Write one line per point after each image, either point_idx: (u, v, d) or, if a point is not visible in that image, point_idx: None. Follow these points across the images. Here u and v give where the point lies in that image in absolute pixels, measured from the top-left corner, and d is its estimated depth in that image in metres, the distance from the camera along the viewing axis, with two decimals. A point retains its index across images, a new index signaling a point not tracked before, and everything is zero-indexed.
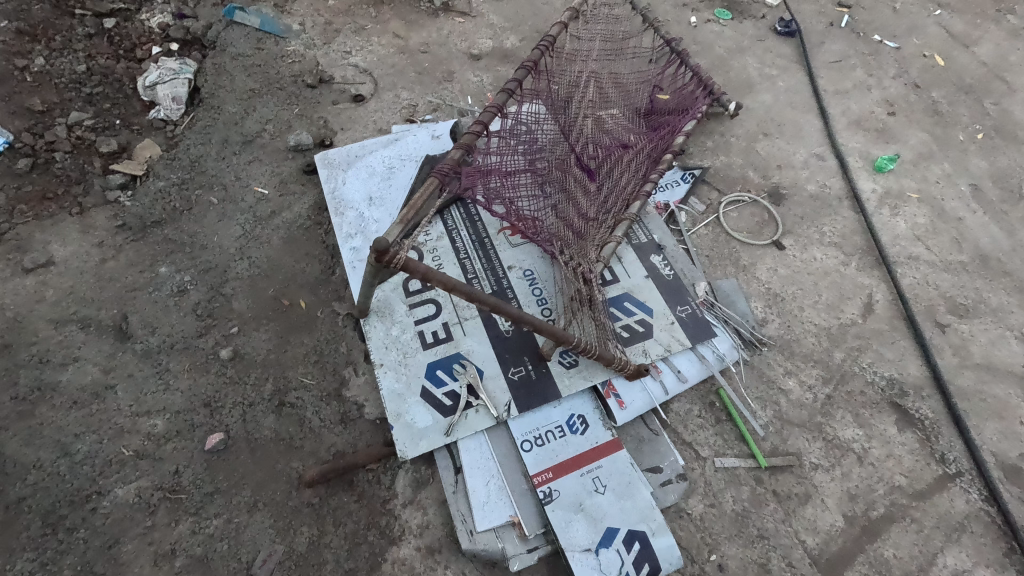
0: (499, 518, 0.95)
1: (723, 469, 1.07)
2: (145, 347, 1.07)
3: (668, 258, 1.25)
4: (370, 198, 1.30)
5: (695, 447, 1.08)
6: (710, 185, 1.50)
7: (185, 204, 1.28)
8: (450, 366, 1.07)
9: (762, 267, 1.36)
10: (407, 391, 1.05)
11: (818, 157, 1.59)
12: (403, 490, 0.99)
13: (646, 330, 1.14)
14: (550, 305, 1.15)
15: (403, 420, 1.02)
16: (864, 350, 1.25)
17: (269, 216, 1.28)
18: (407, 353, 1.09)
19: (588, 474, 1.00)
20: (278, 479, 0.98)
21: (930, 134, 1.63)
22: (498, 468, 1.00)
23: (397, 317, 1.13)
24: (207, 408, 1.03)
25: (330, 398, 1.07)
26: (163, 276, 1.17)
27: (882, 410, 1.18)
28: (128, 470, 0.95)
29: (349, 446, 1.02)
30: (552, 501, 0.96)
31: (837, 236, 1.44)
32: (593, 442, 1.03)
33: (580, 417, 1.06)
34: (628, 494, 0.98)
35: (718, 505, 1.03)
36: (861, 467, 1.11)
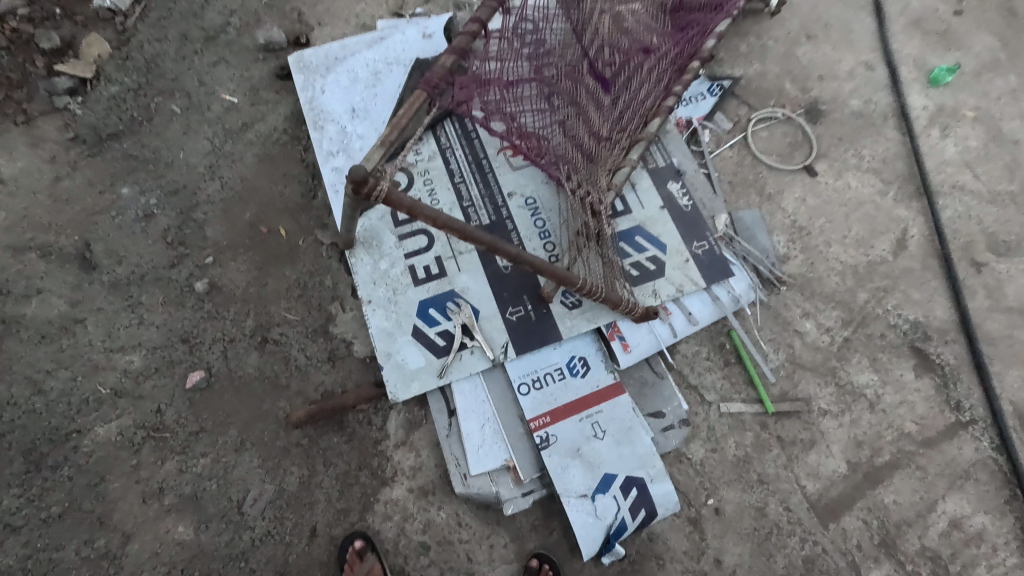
0: (494, 462, 0.93)
1: (728, 414, 1.03)
2: (113, 278, 0.99)
3: (687, 186, 1.12)
4: (353, 109, 1.14)
5: (700, 391, 1.04)
6: (740, 99, 1.32)
7: (144, 113, 1.13)
8: (444, 305, 1.00)
9: (789, 196, 1.23)
10: (397, 331, 0.98)
11: (866, 66, 1.38)
12: (395, 432, 0.95)
13: (657, 268, 1.04)
14: (554, 238, 1.05)
15: (394, 362, 0.96)
16: (890, 291, 1.16)
17: (240, 129, 1.14)
18: (397, 289, 1.00)
19: (587, 418, 0.96)
20: (265, 418, 0.94)
21: (999, 40, 1.41)
22: (494, 411, 0.95)
23: (386, 249, 1.03)
24: (185, 344, 0.97)
25: (316, 335, 1.01)
26: (126, 198, 1.06)
27: (901, 354, 1.11)
28: (107, 409, 0.91)
29: (338, 385, 0.98)
30: (549, 447, 0.93)
31: (876, 161, 1.29)
32: (594, 386, 0.99)
33: (581, 359, 1.00)
34: (628, 440, 0.95)
35: (719, 451, 1.00)
36: (871, 413, 1.06)
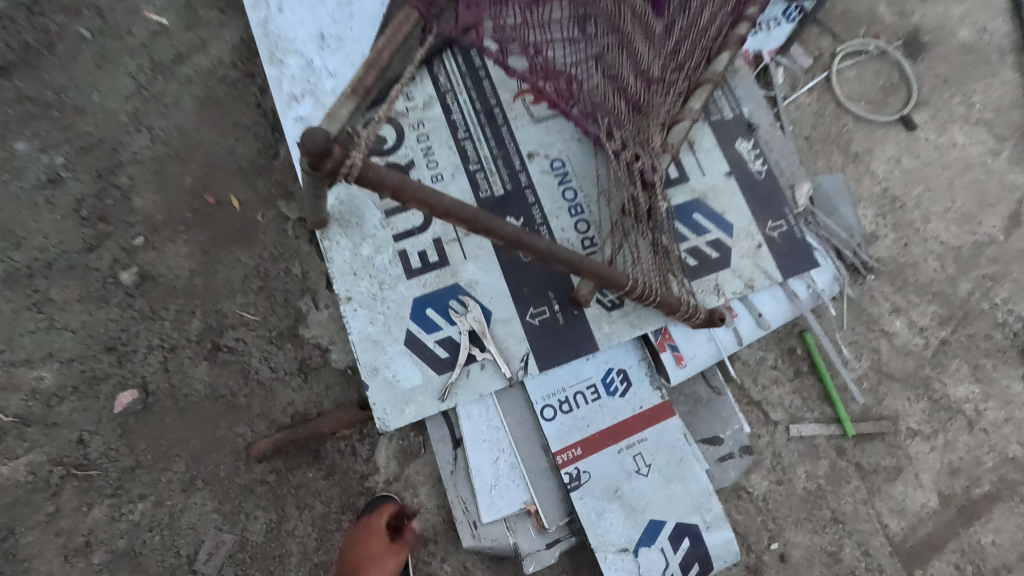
0: (510, 506, 0.74)
1: (797, 438, 0.83)
2: (11, 269, 0.76)
3: (761, 144, 0.85)
4: (321, 34, 0.85)
5: (764, 409, 0.84)
6: (823, 25, 1.02)
7: (40, 39, 0.84)
8: (445, 304, 0.77)
9: (879, 156, 0.97)
10: (386, 339, 0.76)
11: None
12: (386, 464, 0.76)
13: (722, 256, 0.80)
14: (588, 215, 0.80)
15: (382, 379, 0.75)
16: (999, 280, 0.93)
17: (172, 62, 0.86)
18: (384, 283, 0.77)
19: (627, 450, 0.76)
20: (220, 449, 0.75)
21: None
22: (510, 441, 0.76)
23: (369, 230, 0.79)
24: (111, 354, 0.75)
25: (282, 340, 0.79)
26: (24, 157, 0.80)
27: (1008, 360, 0.90)
28: (12, 442, 0.71)
29: (312, 406, 0.77)
30: (580, 488, 0.74)
31: (990, 109, 1.02)
32: (636, 407, 0.78)
33: (621, 373, 0.79)
34: (678, 477, 0.76)
35: (786, 483, 0.82)
36: (971, 434, 0.87)
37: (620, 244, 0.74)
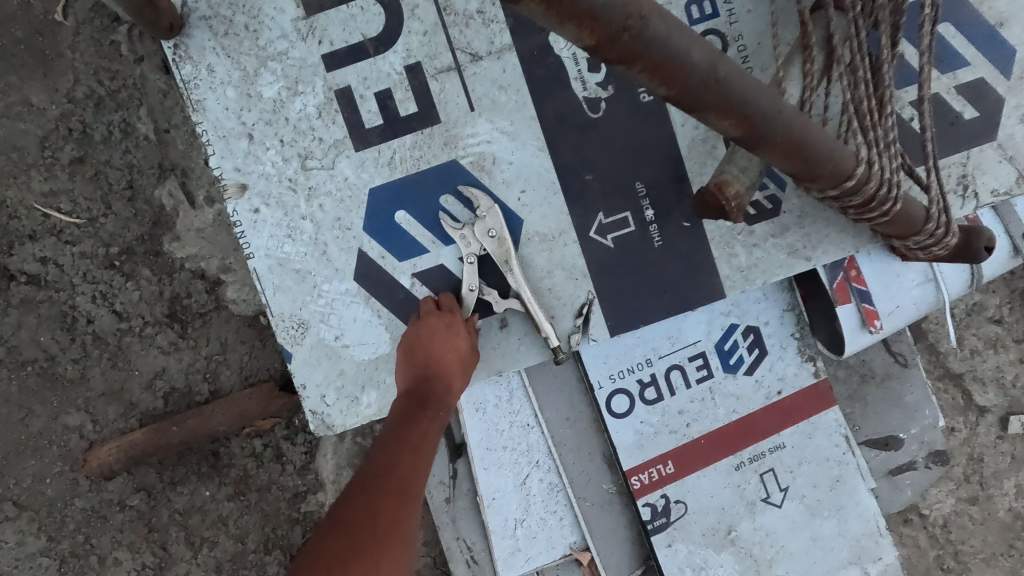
0: (547, 553, 0.44)
1: (1014, 436, 0.51)
2: None
3: None
4: None
5: (967, 389, 0.50)
6: None
7: None
8: (432, 202, 0.39)
9: None
10: (318, 268, 0.39)
11: None
12: (335, 477, 0.45)
13: (983, 116, 0.40)
14: (726, 22, 0.39)
15: (314, 343, 0.40)
16: None
17: None
18: (310, 157, 0.39)
19: (750, 466, 0.44)
20: (37, 454, 0.43)
21: None
22: (548, 447, 0.43)
23: (270, 43, 0.38)
24: None
25: (132, 262, 0.42)
26: None
27: None
28: None
29: (200, 379, 0.43)
30: (667, 530, 0.43)
31: None
32: (771, 395, 0.44)
33: (749, 334, 0.44)
34: (832, 509, 0.45)
35: (983, 503, 0.51)
36: None
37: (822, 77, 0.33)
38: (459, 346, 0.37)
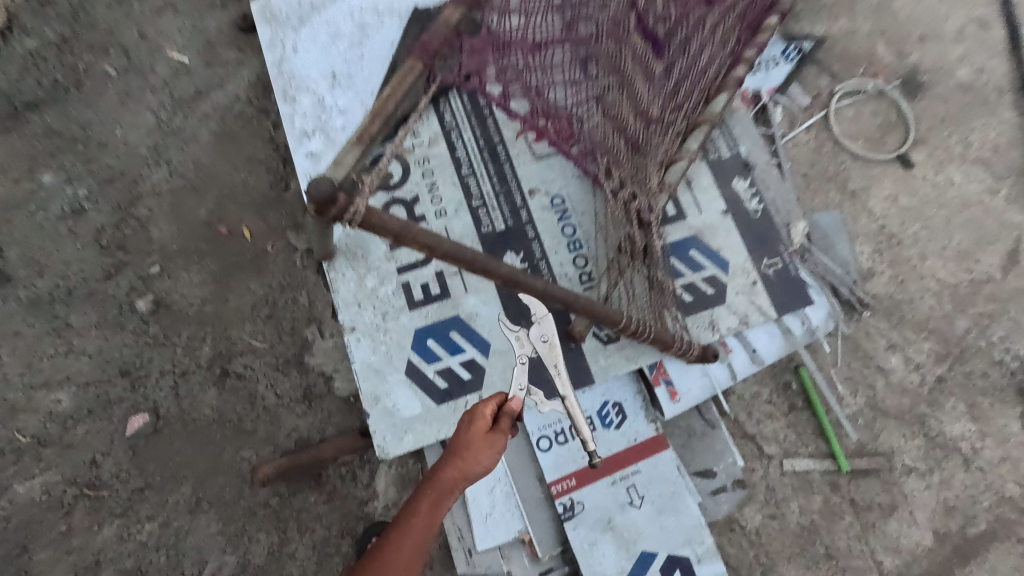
0: (505, 534, 0.75)
1: (791, 473, 0.84)
2: (33, 295, 0.79)
3: (757, 184, 0.88)
4: (332, 75, 0.88)
5: (759, 443, 0.85)
6: (821, 67, 1.04)
7: (71, 77, 0.89)
8: (446, 335, 0.80)
9: (877, 194, 0.98)
10: (387, 367, 0.78)
11: (978, 26, 1.11)
12: (385, 491, 0.78)
13: (717, 292, 0.82)
14: (587, 251, 0.83)
15: (382, 407, 0.77)
16: (997, 318, 0.94)
17: (193, 98, 0.90)
18: (388, 314, 0.80)
19: (621, 481, 0.78)
20: (224, 473, 0.77)
21: None
22: (506, 470, 0.77)
23: (374, 262, 0.82)
24: (125, 378, 0.78)
25: (288, 367, 0.81)
26: (49, 189, 0.84)
27: (1006, 399, 0.91)
28: (28, 462, 0.74)
29: (315, 431, 0.79)
30: (573, 518, 0.75)
31: (987, 149, 1.04)
32: (630, 440, 0.80)
33: (615, 406, 0.80)
34: (671, 509, 0.77)
35: (780, 518, 0.82)
36: (966, 472, 0.87)
37: (616, 278, 0.78)
38: (479, 441, 0.48)
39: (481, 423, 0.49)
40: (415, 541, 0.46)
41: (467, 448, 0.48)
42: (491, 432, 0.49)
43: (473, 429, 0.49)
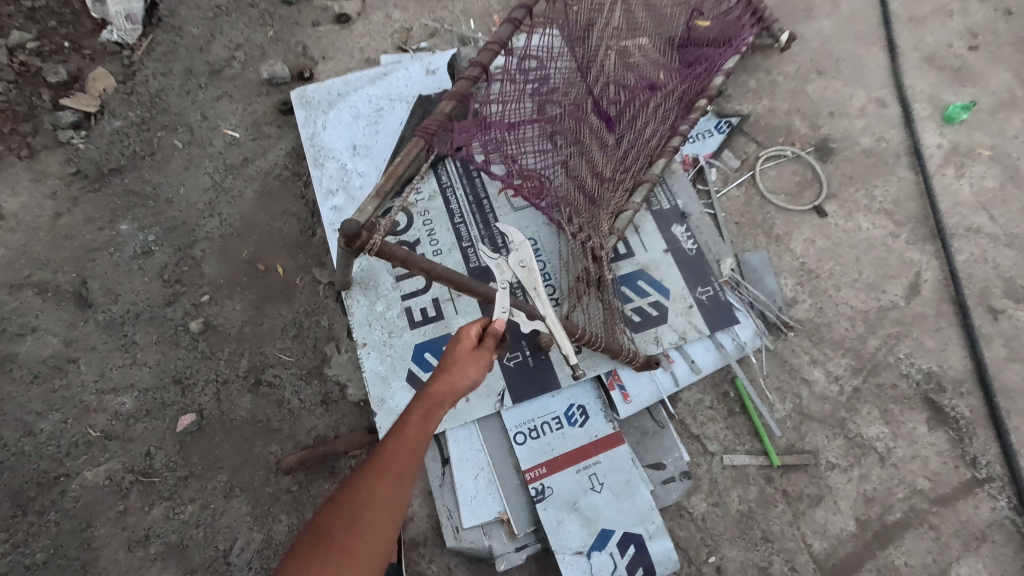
0: (487, 514, 0.90)
1: (731, 467, 1.00)
2: (108, 318, 0.98)
3: (691, 228, 1.09)
4: (354, 146, 1.12)
5: (703, 442, 1.01)
6: (749, 136, 1.28)
7: (146, 148, 1.12)
8: (440, 349, 0.98)
9: (797, 237, 1.19)
10: (391, 375, 0.96)
11: (877, 104, 1.36)
12: None
13: (660, 314, 1.01)
14: (554, 282, 1.03)
15: (387, 408, 0.94)
16: (902, 338, 1.12)
17: (241, 164, 1.13)
18: (393, 332, 0.99)
19: (584, 470, 0.93)
20: (254, 463, 0.93)
21: (1015, 77, 1.40)
22: (488, 460, 0.93)
23: (383, 291, 1.01)
24: (177, 385, 0.96)
25: (310, 377, 0.99)
26: (125, 235, 1.05)
27: (914, 406, 1.07)
28: (96, 452, 0.90)
29: (331, 430, 0.96)
30: (544, 500, 0.91)
31: (889, 201, 1.26)
32: (592, 436, 0.96)
33: (580, 408, 0.97)
34: (627, 494, 0.92)
35: (722, 505, 0.97)
36: (882, 468, 1.03)
37: (576, 301, 0.98)
38: (465, 361, 0.61)
39: (466, 348, 0.62)
40: (425, 423, 0.57)
41: (454, 365, 0.60)
42: (474, 352, 0.62)
43: (460, 353, 0.61)
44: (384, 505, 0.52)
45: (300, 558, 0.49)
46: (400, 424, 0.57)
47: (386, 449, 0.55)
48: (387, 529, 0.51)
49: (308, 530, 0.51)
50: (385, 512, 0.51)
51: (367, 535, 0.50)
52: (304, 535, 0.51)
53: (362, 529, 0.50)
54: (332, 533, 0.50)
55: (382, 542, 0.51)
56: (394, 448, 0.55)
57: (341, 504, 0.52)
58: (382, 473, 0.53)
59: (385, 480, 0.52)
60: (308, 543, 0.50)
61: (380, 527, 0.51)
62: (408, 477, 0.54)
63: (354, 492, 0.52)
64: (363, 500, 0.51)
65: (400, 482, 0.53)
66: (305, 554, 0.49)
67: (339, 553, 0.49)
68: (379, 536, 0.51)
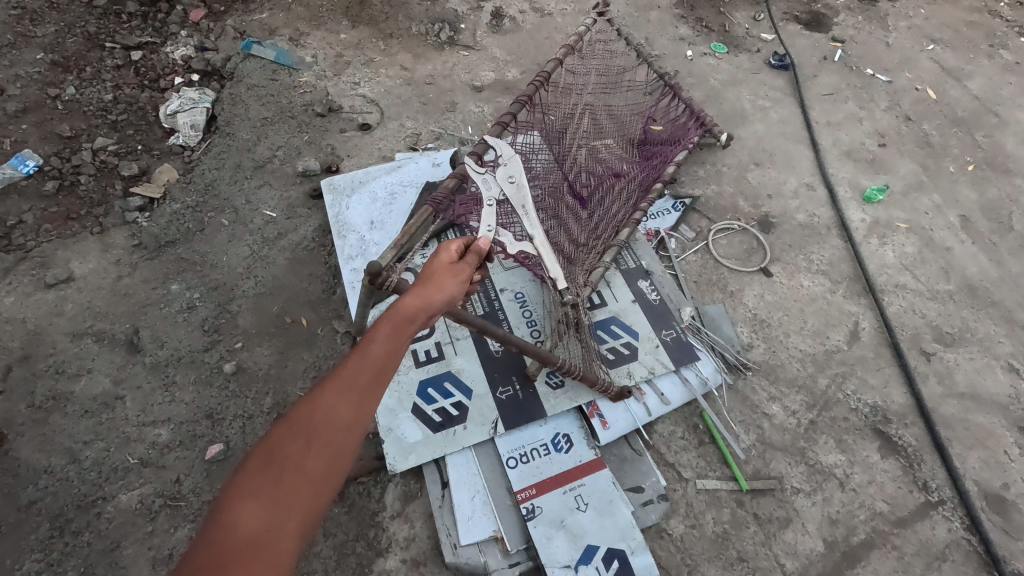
0: (482, 532, 0.99)
1: (704, 491, 1.10)
2: (154, 361, 1.14)
3: (655, 283, 1.33)
4: (371, 222, 1.36)
5: (678, 469, 1.11)
6: (701, 213, 1.53)
7: (197, 225, 1.35)
8: (442, 384, 1.13)
9: (748, 293, 1.39)
10: (399, 407, 1.09)
11: (808, 187, 1.63)
12: (391, 504, 1.03)
13: (631, 352, 1.21)
14: (539, 327, 1.21)
15: (392, 436, 1.06)
16: (848, 377, 1.28)
17: (276, 237, 1.34)
18: (400, 370, 1.14)
19: (570, 491, 1.04)
20: None
21: (920, 166, 1.70)
22: (484, 483, 1.04)
23: None
24: (208, 419, 1.08)
25: None
26: (173, 293, 1.23)
27: (865, 436, 1.20)
28: (132, 477, 1.01)
29: None
30: (534, 518, 1.00)
31: (825, 263, 1.47)
32: (577, 460, 1.07)
33: (565, 436, 1.10)
34: (610, 512, 1.02)
35: (699, 527, 1.06)
36: (842, 492, 1.13)
37: (558, 339, 1.16)
38: (433, 289, 0.74)
39: (438, 283, 0.75)
40: (391, 344, 0.65)
41: (425, 291, 0.73)
42: (440, 284, 0.76)
43: (429, 284, 0.75)
44: (344, 422, 0.58)
45: (259, 467, 0.54)
46: (365, 348, 0.64)
47: (351, 367, 0.62)
48: (345, 442, 0.58)
49: (263, 446, 0.56)
50: (345, 430, 0.58)
51: (325, 452, 0.56)
52: (259, 450, 0.56)
53: (320, 445, 0.56)
54: (291, 447, 0.55)
55: (339, 454, 0.57)
56: (356, 370, 0.61)
57: (300, 421, 0.57)
58: (344, 393, 0.59)
59: (347, 398, 0.59)
60: (265, 458, 0.55)
61: (339, 442, 0.57)
62: (369, 395, 0.61)
63: (313, 412, 0.58)
64: (325, 417, 0.58)
65: (360, 402, 0.60)
66: (265, 463, 0.54)
67: (296, 466, 0.55)
68: (334, 453, 0.57)
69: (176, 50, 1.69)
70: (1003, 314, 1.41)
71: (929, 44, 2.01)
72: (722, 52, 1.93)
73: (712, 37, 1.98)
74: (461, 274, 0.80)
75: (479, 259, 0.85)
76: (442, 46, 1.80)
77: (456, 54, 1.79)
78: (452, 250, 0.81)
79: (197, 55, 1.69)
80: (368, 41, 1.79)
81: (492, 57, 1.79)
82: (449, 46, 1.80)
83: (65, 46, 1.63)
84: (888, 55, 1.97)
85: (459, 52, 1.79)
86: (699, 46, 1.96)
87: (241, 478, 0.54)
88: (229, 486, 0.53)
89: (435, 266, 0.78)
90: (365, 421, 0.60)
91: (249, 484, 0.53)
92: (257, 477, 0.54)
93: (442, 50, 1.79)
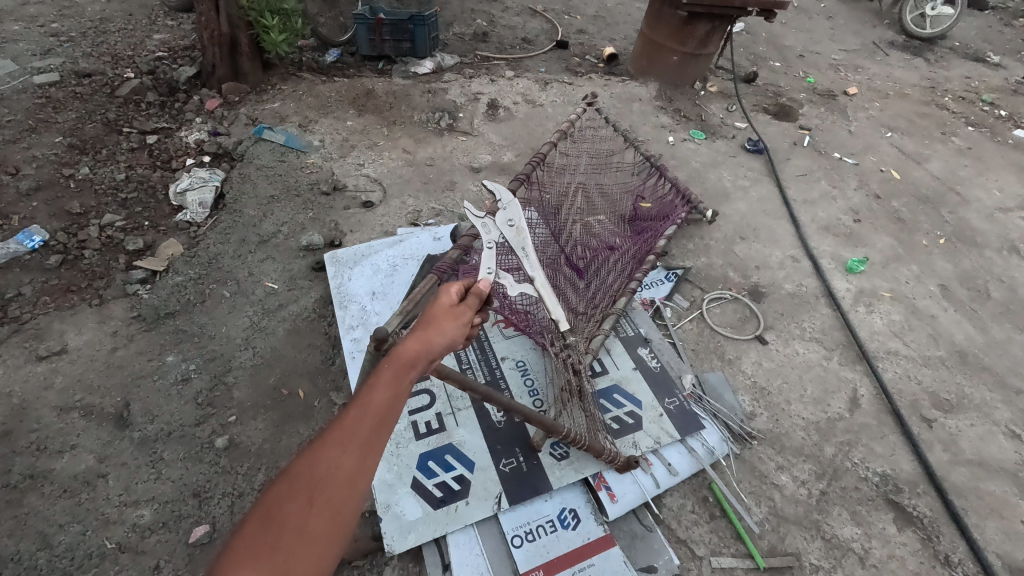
0: None
1: (720, 569, 1.04)
2: (142, 436, 1.10)
3: (654, 350, 1.35)
4: (373, 292, 1.38)
5: (690, 545, 1.06)
6: (693, 284, 1.58)
7: (198, 297, 1.35)
8: (443, 457, 1.09)
9: (747, 360, 1.40)
10: (398, 482, 1.05)
11: (793, 259, 1.70)
12: None
13: (635, 421, 1.20)
14: (542, 395, 1.20)
15: (389, 512, 1.01)
16: (854, 445, 1.26)
17: (277, 308, 1.35)
18: (400, 443, 1.10)
19: (580, 572, 0.98)
20: None
21: (895, 239, 1.79)
22: (487, 565, 0.98)
23: None
24: (195, 498, 1.03)
25: None
26: (169, 364, 1.21)
27: (878, 507, 1.16)
28: (108, 564, 0.94)
29: None
30: None
31: (817, 331, 1.50)
32: (586, 538, 1.02)
33: (572, 511, 1.06)
34: None
35: None
36: (863, 569, 1.07)
37: (562, 407, 1.15)
38: (436, 329, 0.71)
39: (442, 324, 0.72)
40: (392, 391, 0.63)
41: (428, 333, 0.70)
42: (445, 323, 0.72)
43: (433, 325, 0.71)
44: (344, 478, 0.56)
45: (257, 531, 0.52)
46: (365, 397, 0.61)
47: (351, 419, 0.59)
48: (346, 500, 0.55)
49: (262, 505, 0.53)
50: (344, 486, 0.55)
51: (325, 512, 0.54)
52: (259, 511, 0.53)
53: (320, 505, 0.54)
54: (289, 508, 0.53)
55: (340, 512, 0.55)
56: (356, 422, 0.59)
57: (299, 478, 0.55)
58: (343, 446, 0.57)
59: (346, 453, 0.57)
60: (263, 521, 0.52)
61: (339, 501, 0.55)
62: (371, 446, 0.58)
63: (312, 467, 0.55)
64: (323, 474, 0.55)
65: (362, 454, 0.57)
66: (263, 526, 0.52)
67: (294, 528, 0.52)
68: (335, 511, 0.54)
69: (190, 135, 1.79)
70: (996, 380, 1.43)
71: (887, 132, 2.20)
72: (701, 138, 2.09)
73: (691, 125, 2.16)
74: (465, 313, 0.76)
75: (483, 298, 0.81)
76: (442, 132, 1.94)
77: (455, 139, 1.91)
78: (457, 287, 0.78)
79: (210, 139, 1.78)
80: (373, 127, 1.91)
81: (488, 142, 1.92)
82: (448, 132, 1.94)
83: (84, 130, 1.72)
84: (852, 141, 2.15)
85: (458, 137, 1.92)
86: (680, 132, 2.12)
87: (239, 543, 0.51)
88: (225, 553, 0.51)
89: (437, 307, 0.74)
90: (368, 474, 0.57)
91: (246, 549, 0.51)
92: (254, 542, 0.51)
93: (442, 136, 1.92)
